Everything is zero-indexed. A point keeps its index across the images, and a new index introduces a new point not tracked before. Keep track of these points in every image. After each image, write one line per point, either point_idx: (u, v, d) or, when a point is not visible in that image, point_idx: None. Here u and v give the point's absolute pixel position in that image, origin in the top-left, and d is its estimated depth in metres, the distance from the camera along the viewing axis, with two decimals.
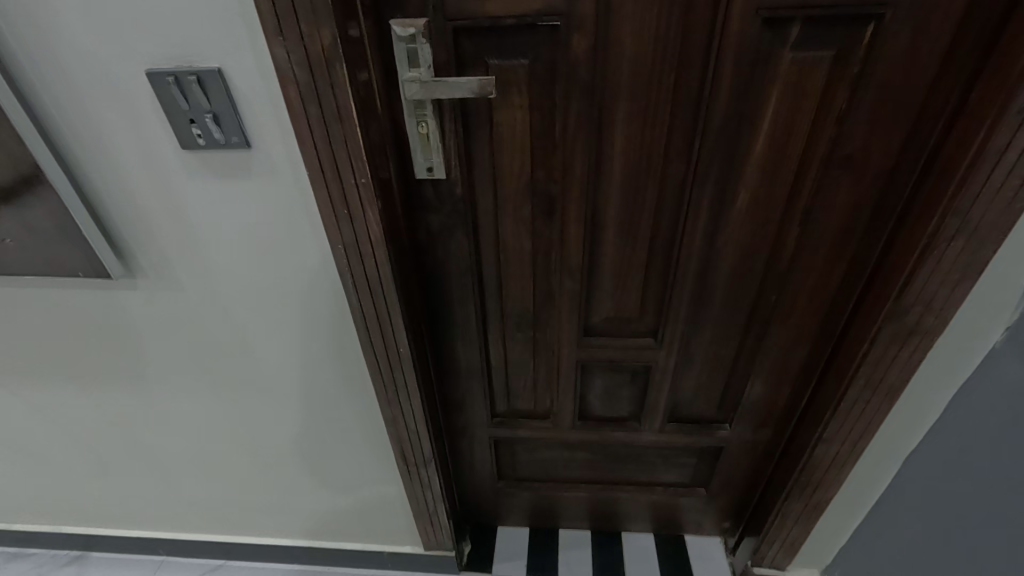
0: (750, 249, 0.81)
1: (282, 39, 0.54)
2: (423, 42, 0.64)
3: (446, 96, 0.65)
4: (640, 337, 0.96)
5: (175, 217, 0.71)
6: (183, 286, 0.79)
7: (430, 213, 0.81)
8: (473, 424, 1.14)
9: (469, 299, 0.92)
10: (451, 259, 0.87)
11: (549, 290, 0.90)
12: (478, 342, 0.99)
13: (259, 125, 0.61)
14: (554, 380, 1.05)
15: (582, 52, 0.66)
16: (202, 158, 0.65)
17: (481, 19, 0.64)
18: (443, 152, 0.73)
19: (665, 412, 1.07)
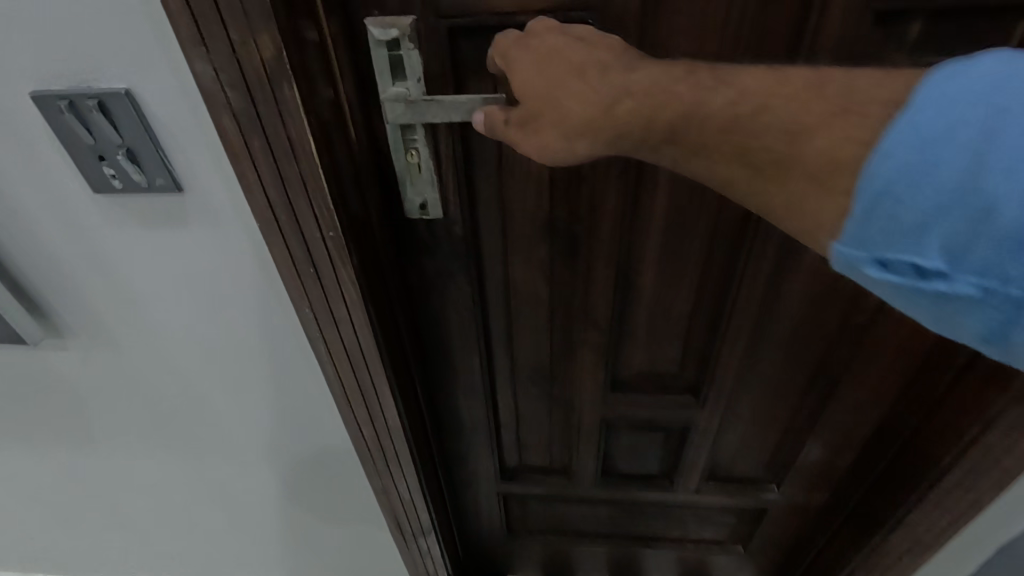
0: (821, 298, 0.66)
1: (205, 50, 0.38)
2: (409, 48, 0.48)
3: (440, 119, 0.50)
4: (677, 392, 0.80)
5: (101, 270, 0.56)
6: (124, 347, 0.65)
7: (425, 258, 0.66)
8: (478, 479, 1.00)
9: (472, 350, 0.77)
10: (451, 306, 0.71)
11: (569, 341, 0.75)
12: (484, 396, 0.83)
13: (190, 163, 0.46)
14: (572, 436, 0.89)
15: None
16: (123, 202, 0.50)
17: (487, 18, 0.48)
18: (438, 188, 0.58)
19: (702, 471, 0.91)
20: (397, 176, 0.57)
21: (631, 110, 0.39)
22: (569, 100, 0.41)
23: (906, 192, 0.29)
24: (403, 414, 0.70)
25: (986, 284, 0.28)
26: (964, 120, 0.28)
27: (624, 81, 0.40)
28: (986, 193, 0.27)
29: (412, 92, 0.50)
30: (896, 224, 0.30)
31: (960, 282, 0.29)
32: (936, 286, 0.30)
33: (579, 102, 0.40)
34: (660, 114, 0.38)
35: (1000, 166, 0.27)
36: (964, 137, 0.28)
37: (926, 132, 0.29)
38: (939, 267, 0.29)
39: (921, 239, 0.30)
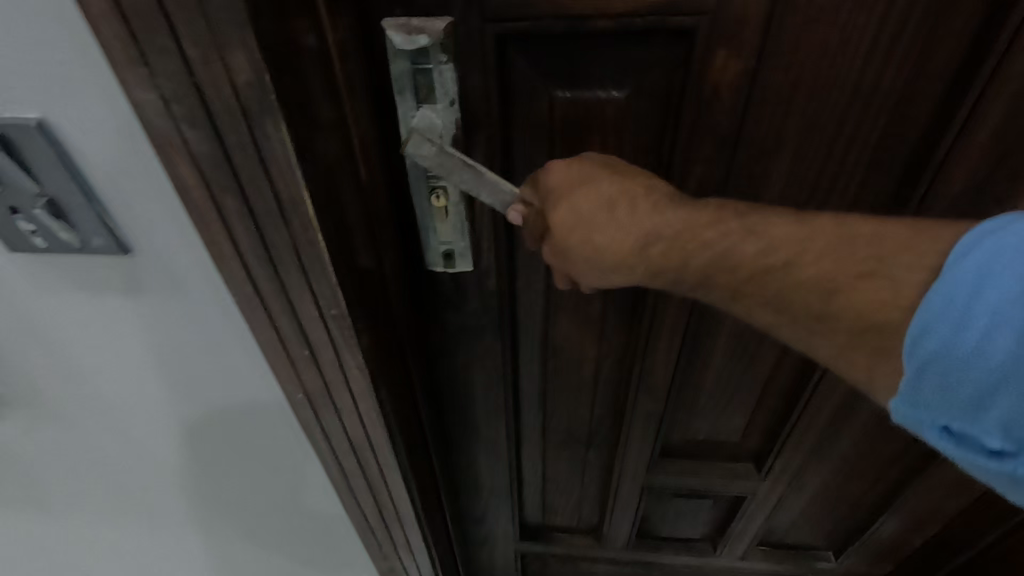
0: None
1: (148, 72, 0.25)
2: (441, 61, 0.36)
3: (479, 188, 0.38)
4: (736, 460, 0.68)
5: (33, 338, 0.44)
6: (72, 420, 0.52)
7: (448, 313, 0.53)
8: (495, 539, 0.88)
9: (498, 414, 0.64)
10: (477, 366, 0.59)
11: (615, 406, 0.63)
12: (508, 460, 0.71)
13: (136, 219, 0.33)
14: (607, 499, 0.77)
15: (728, 83, 0.36)
16: (52, 262, 0.37)
17: (553, 22, 0.35)
18: (468, 236, 0.46)
19: (752, 539, 0.80)
20: (418, 221, 0.44)
21: (664, 253, 0.34)
22: (600, 235, 0.35)
23: (955, 371, 0.27)
24: (421, 499, 0.58)
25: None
26: (1006, 297, 0.26)
27: (658, 223, 0.34)
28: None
29: (442, 127, 0.38)
30: (962, 400, 0.27)
31: None
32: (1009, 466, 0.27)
33: (610, 242, 0.35)
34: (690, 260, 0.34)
35: None
36: (1003, 311, 0.26)
37: (960, 304, 0.27)
38: (1004, 446, 0.27)
39: (979, 416, 0.27)
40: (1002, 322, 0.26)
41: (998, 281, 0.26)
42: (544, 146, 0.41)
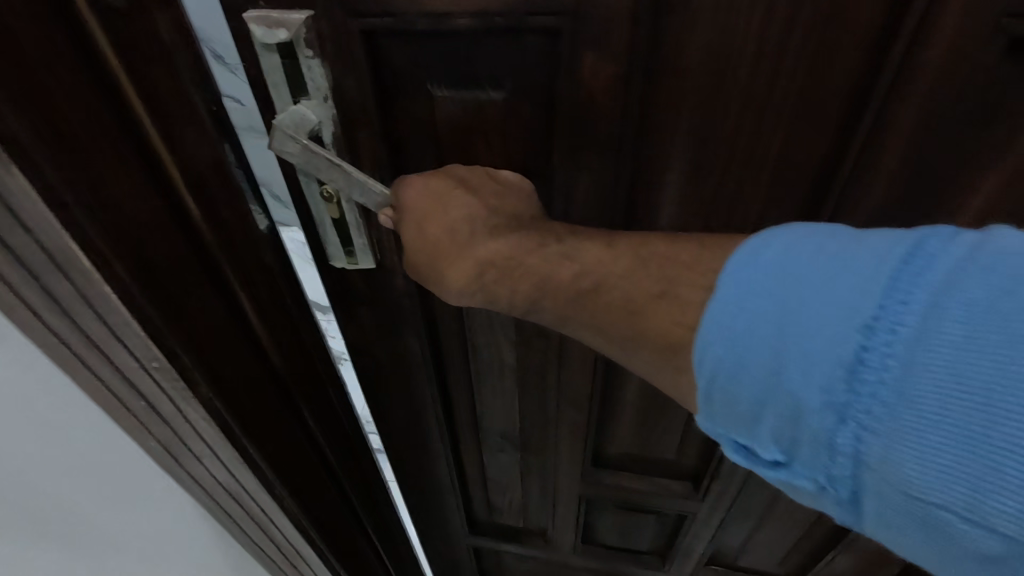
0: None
1: None
2: (308, 56, 0.35)
3: (341, 184, 0.37)
4: (673, 477, 0.66)
5: None
6: None
7: (361, 312, 0.53)
8: (446, 535, 0.87)
9: (428, 412, 0.63)
10: (398, 364, 0.58)
11: (541, 412, 0.61)
12: (446, 462, 0.71)
13: None
14: (549, 504, 0.77)
15: (602, 89, 0.34)
16: None
17: (415, 19, 0.33)
18: (369, 232, 0.45)
19: (701, 559, 0.77)
20: (312, 218, 0.43)
21: (497, 281, 0.34)
22: (445, 262, 0.35)
23: (728, 387, 0.26)
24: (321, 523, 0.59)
25: (822, 482, 0.25)
26: (763, 302, 0.25)
27: (492, 250, 0.34)
28: (796, 401, 0.24)
29: (317, 125, 0.37)
30: (739, 412, 0.26)
31: (802, 475, 0.25)
32: (780, 474, 0.26)
33: (450, 268, 0.35)
34: (518, 283, 0.34)
35: (799, 366, 0.24)
36: (764, 327, 0.24)
37: (729, 320, 0.25)
38: (777, 457, 0.26)
39: (753, 430, 0.26)
40: (762, 328, 0.25)
41: (757, 285, 0.25)
42: (429, 146, 0.39)
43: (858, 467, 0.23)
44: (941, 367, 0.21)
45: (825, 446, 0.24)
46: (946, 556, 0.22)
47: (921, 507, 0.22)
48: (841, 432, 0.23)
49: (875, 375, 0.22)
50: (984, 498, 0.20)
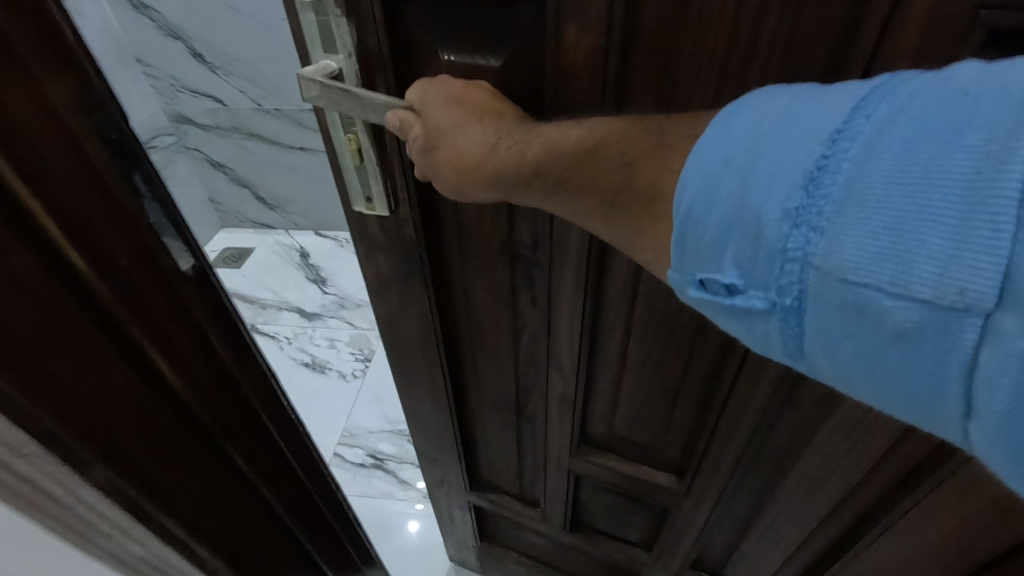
0: (857, 420, 0.48)
1: None
2: (337, 15, 0.40)
3: (358, 112, 0.42)
4: (655, 468, 0.69)
5: None
6: None
7: (377, 257, 0.58)
8: (450, 488, 0.92)
9: (434, 364, 0.68)
10: (406, 314, 0.63)
11: (535, 375, 0.66)
12: (449, 415, 0.75)
13: None
14: (541, 474, 0.80)
15: (583, 59, 0.38)
16: None
17: None
18: (386, 180, 0.50)
19: (684, 561, 0.77)
20: (338, 161, 0.50)
21: (511, 147, 0.37)
22: (468, 135, 0.39)
23: (698, 210, 0.27)
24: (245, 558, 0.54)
25: (773, 298, 0.25)
26: (741, 136, 0.26)
27: (516, 124, 0.38)
28: (757, 211, 0.25)
29: (337, 67, 0.42)
30: (705, 243, 0.27)
31: (756, 297, 0.25)
32: (735, 301, 0.26)
33: (475, 139, 0.39)
34: (528, 148, 0.36)
35: (765, 175, 0.25)
36: (738, 150, 0.26)
37: (709, 149, 0.27)
38: (734, 281, 0.26)
39: (716, 258, 0.27)
40: (736, 151, 0.26)
41: (736, 123, 0.27)
42: None
43: (804, 268, 0.23)
44: (889, 154, 0.22)
45: (776, 252, 0.24)
46: (876, 347, 0.22)
47: (855, 291, 0.22)
48: (792, 236, 0.24)
49: (831, 174, 0.23)
50: (912, 266, 0.21)
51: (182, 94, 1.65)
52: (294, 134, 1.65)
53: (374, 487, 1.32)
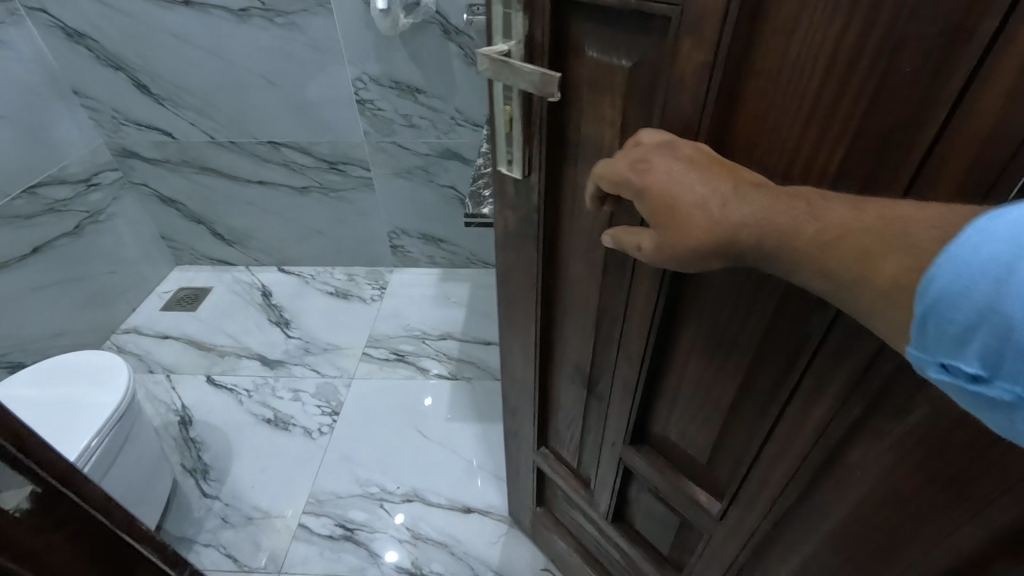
0: (849, 432, 0.73)
1: None
2: (515, 11, 0.74)
3: (513, 79, 0.76)
4: (694, 464, 1.04)
5: None
6: None
7: (506, 212, 1.01)
8: (525, 441, 1.47)
9: (532, 302, 1.09)
10: (524, 252, 1.03)
11: (602, 309, 0.97)
12: (534, 338, 1.16)
13: None
14: (598, 445, 1.22)
15: (692, 63, 0.62)
16: None
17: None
18: (521, 147, 0.86)
19: (668, 547, 1.28)
20: (496, 120, 0.86)
21: (705, 216, 0.58)
22: (676, 210, 0.60)
23: (945, 307, 0.43)
24: None
25: (1018, 393, 0.40)
26: (988, 254, 0.40)
27: (712, 199, 0.58)
28: (1005, 321, 0.39)
29: (508, 49, 0.78)
30: (948, 330, 0.43)
31: (1000, 385, 0.41)
32: (984, 387, 0.42)
33: (682, 208, 0.60)
34: (717, 225, 0.57)
35: (1018, 296, 0.38)
36: (994, 268, 0.40)
37: (963, 266, 0.42)
38: (980, 372, 0.42)
39: (964, 346, 0.42)
40: (990, 269, 0.40)
41: (970, 243, 0.42)
42: (588, 88, 0.76)
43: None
44: None
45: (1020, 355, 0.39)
46: None
47: None
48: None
49: None
50: None
51: (126, 127, 2.73)
52: (252, 167, 2.84)
53: (343, 552, 2.00)
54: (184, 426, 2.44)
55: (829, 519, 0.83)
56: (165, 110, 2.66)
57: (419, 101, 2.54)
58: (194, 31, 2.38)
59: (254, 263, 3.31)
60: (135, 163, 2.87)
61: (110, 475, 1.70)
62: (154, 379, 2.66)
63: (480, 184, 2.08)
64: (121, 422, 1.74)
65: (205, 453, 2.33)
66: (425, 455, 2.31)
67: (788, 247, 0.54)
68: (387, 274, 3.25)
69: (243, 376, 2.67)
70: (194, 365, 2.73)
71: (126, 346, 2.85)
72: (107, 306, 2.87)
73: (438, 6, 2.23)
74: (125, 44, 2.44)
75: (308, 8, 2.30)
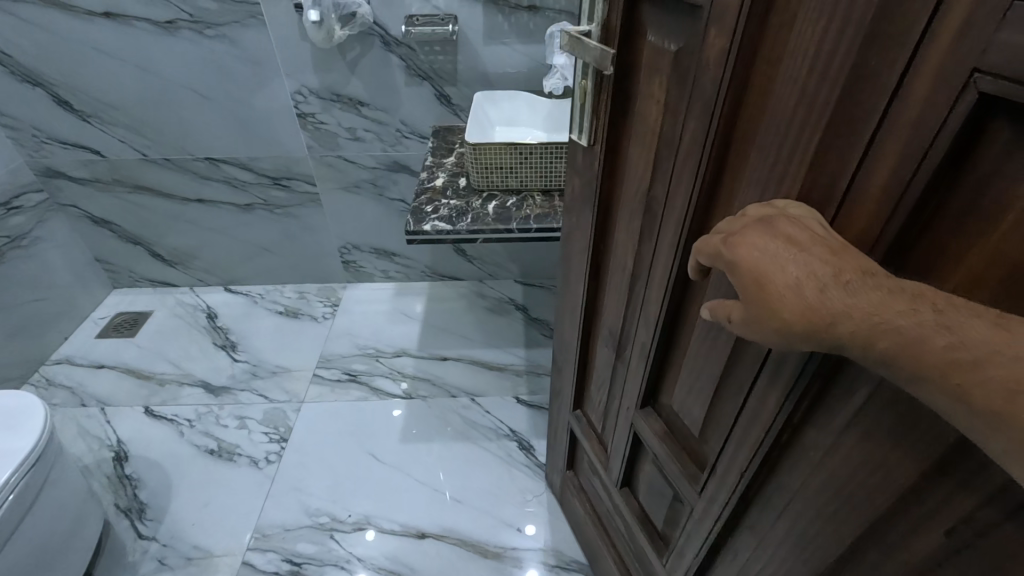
0: (796, 398, 0.71)
1: None
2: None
3: (583, 54, 0.92)
4: (686, 437, 1.07)
5: None
6: None
7: (575, 177, 1.16)
8: (565, 397, 1.62)
9: (584, 260, 1.23)
10: (582, 216, 1.17)
11: (634, 277, 1.04)
12: (583, 295, 1.29)
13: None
14: (617, 407, 1.29)
15: (716, 46, 0.66)
16: None
17: None
18: (591, 118, 1.00)
19: (661, 523, 1.28)
20: (575, 92, 1.01)
21: (805, 278, 0.54)
22: (775, 277, 0.55)
23: None
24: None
25: None
26: None
27: (818, 274, 0.53)
28: None
29: (590, 30, 0.92)
30: None
31: None
32: None
33: (782, 271, 0.55)
34: (814, 295, 0.53)
35: None
36: None
37: None
38: None
39: None
40: None
41: None
42: (644, 69, 0.85)
43: None
44: None
45: None
46: None
47: None
48: None
49: None
50: None
51: (50, 146, 2.51)
52: (194, 187, 2.69)
53: None
54: (119, 462, 2.25)
55: (779, 484, 0.82)
56: (91, 128, 2.47)
57: (363, 114, 2.47)
58: (122, 46, 2.22)
59: (199, 284, 3.14)
60: (60, 182, 2.65)
61: (21, 527, 1.49)
62: (87, 413, 2.45)
63: (422, 200, 2.03)
64: (36, 465, 1.56)
65: (143, 491, 2.14)
66: (377, 478, 2.21)
67: (850, 322, 0.51)
68: (340, 292, 3.14)
69: (185, 406, 2.49)
70: (132, 398, 2.53)
71: (57, 379, 2.61)
72: (33, 337, 2.63)
73: (376, 17, 2.18)
74: (44, 58, 2.24)
75: (240, 21, 2.17)
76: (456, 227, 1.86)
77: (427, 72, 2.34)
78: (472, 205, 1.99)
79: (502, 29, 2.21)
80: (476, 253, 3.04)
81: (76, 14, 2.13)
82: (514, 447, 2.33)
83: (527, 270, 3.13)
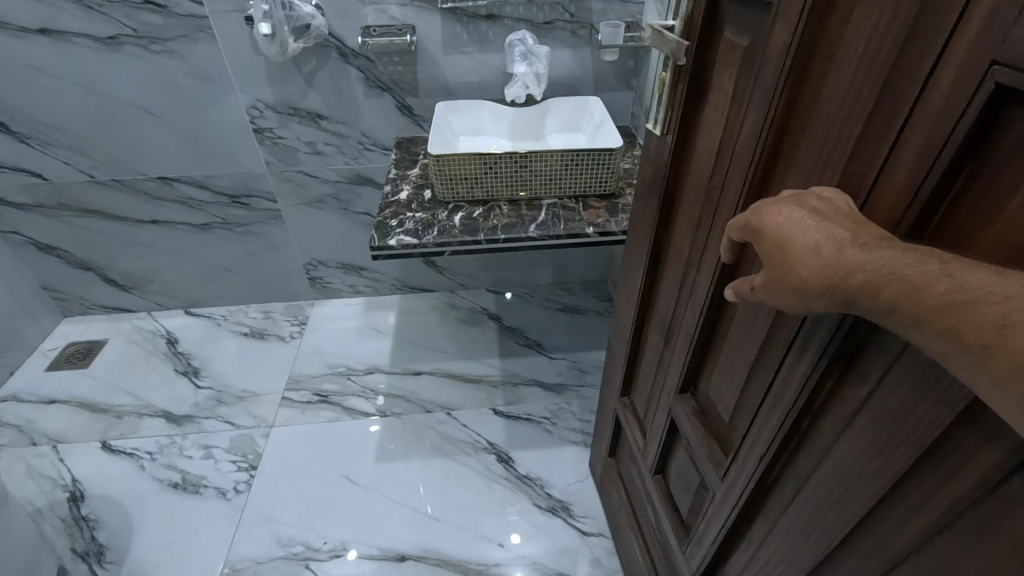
0: (819, 376, 0.69)
1: None
2: None
3: (662, 46, 0.90)
4: (716, 428, 1.03)
5: None
6: None
7: (646, 165, 1.13)
8: (615, 384, 1.58)
9: (647, 247, 1.19)
10: (648, 202, 1.14)
11: (689, 264, 1.00)
12: (643, 281, 1.25)
13: None
14: (660, 392, 1.25)
15: (779, 37, 0.64)
16: None
17: None
18: (665, 108, 0.96)
19: (687, 513, 1.24)
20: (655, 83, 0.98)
21: (822, 238, 0.52)
22: (798, 241, 0.54)
23: None
24: None
25: None
26: None
27: (834, 235, 0.51)
28: None
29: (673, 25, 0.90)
30: None
31: None
32: None
33: (802, 231, 0.54)
34: (831, 251, 0.51)
35: None
36: None
37: None
38: None
39: None
40: None
41: None
42: (719, 61, 0.81)
43: None
44: None
45: None
46: None
47: None
48: None
49: None
50: None
51: None
52: (146, 207, 2.54)
53: None
54: (75, 503, 2.08)
55: (797, 471, 0.79)
56: (31, 150, 2.30)
57: (322, 127, 2.38)
58: (61, 63, 2.08)
59: (157, 308, 2.96)
60: None
61: None
62: (36, 453, 2.26)
63: (386, 213, 1.95)
64: None
65: (101, 533, 1.98)
66: (351, 501, 2.10)
67: (858, 276, 0.49)
68: (307, 309, 3.01)
69: (145, 439, 2.33)
70: (87, 433, 2.35)
71: (4, 417, 2.41)
72: None
73: (331, 29, 2.11)
74: None
75: (188, 35, 2.07)
76: (422, 241, 1.80)
77: (386, 83, 2.27)
78: (438, 216, 1.93)
79: (461, 38, 2.17)
80: (445, 263, 2.97)
81: (10, 30, 1.99)
82: (494, 461, 2.26)
83: (498, 279, 3.08)
